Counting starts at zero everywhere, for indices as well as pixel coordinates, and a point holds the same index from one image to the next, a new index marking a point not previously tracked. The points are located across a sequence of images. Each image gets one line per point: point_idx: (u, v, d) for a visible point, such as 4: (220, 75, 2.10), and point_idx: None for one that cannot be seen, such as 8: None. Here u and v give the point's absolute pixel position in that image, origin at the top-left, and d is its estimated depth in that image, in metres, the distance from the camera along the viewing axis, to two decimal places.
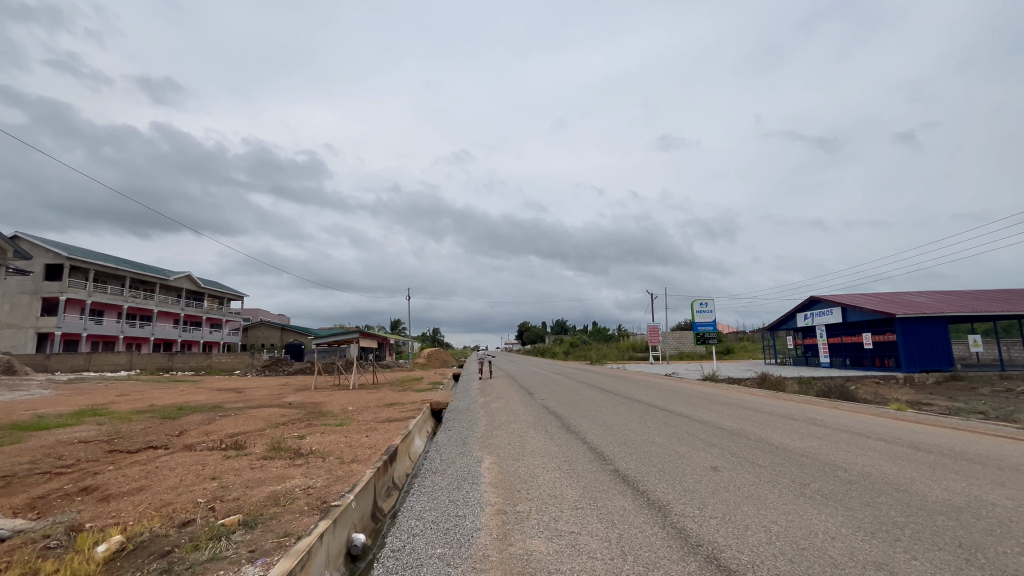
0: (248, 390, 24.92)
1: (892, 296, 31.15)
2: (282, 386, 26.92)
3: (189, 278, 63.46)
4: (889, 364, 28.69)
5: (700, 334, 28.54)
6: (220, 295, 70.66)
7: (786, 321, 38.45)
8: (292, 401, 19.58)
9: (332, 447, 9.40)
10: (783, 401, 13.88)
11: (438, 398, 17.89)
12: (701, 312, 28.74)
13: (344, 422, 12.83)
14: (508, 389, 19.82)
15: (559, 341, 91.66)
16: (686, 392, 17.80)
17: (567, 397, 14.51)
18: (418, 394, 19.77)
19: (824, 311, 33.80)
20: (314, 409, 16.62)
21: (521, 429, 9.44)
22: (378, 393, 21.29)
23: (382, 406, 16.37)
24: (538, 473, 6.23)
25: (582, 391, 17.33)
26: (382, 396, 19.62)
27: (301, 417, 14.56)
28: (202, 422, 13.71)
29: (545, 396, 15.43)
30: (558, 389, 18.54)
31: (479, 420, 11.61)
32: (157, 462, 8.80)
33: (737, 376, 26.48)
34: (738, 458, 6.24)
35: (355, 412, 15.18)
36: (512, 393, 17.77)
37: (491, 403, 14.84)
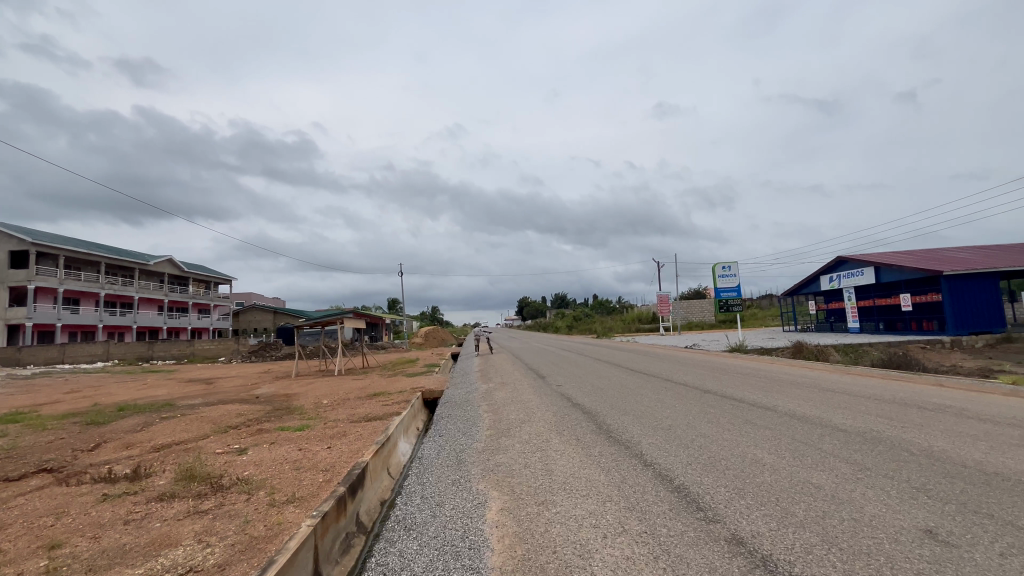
0: (221, 381, 22.18)
1: (932, 253, 28.27)
2: (261, 374, 24.18)
3: (171, 262, 60.21)
4: (932, 327, 26.01)
5: (723, 302, 25.67)
6: (206, 279, 67.60)
7: (809, 285, 35.67)
8: (262, 393, 16.86)
9: (271, 471, 6.56)
10: (853, 376, 11.24)
11: (431, 385, 15.10)
12: (724, 277, 25.81)
13: (309, 425, 10.04)
14: (513, 370, 17.15)
15: (561, 315, 88.99)
16: (719, 364, 15.14)
17: (585, 379, 11.78)
18: (410, 381, 16.98)
19: (854, 272, 30.95)
20: (283, 404, 13.85)
21: (538, 436, 6.65)
22: (364, 381, 18.53)
23: (363, 398, 13.60)
24: (589, 543, 3.45)
25: (599, 367, 14.64)
26: (367, 385, 16.81)
27: (261, 416, 11.78)
28: (132, 429, 10.88)
29: (558, 377, 12.68)
30: (569, 367, 15.85)
31: (480, 419, 8.80)
32: (8, 504, 5.98)
33: (767, 346, 23.75)
34: (958, 509, 3.39)
35: (329, 407, 12.43)
36: (516, 375, 15.06)
37: (493, 391, 12.05)
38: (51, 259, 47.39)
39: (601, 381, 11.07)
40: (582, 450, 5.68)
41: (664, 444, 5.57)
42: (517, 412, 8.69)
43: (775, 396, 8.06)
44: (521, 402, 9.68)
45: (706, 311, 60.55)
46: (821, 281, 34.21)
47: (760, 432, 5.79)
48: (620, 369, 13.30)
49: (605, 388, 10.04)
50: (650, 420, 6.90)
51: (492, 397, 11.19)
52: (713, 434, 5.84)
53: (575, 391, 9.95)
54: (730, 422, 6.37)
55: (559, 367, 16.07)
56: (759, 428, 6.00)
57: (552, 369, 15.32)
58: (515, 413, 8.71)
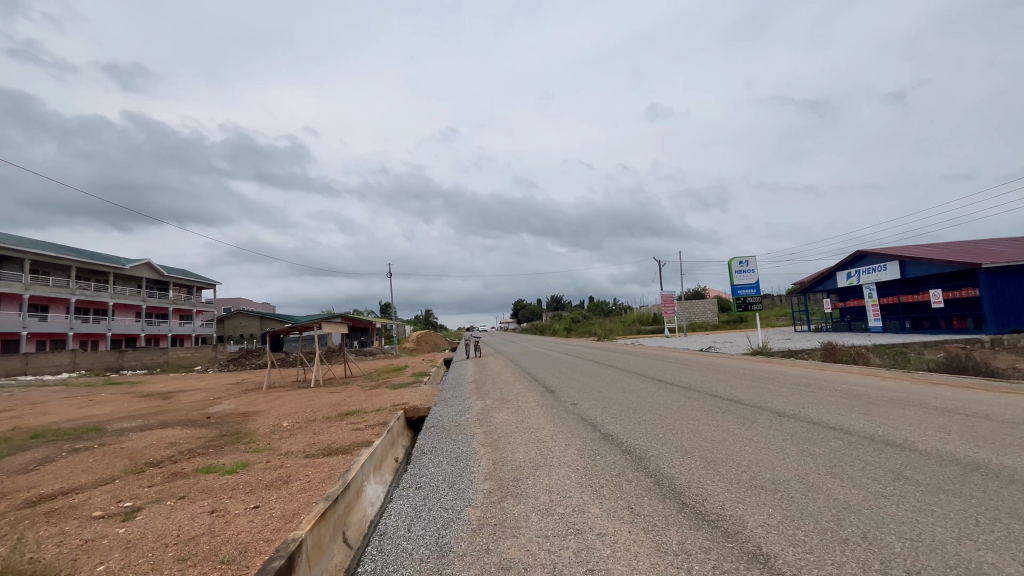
0: (181, 395, 19.54)
1: (961, 245, 26.22)
2: (229, 387, 21.52)
3: (148, 265, 57.25)
4: (965, 325, 23.97)
5: (740, 300, 23.38)
6: (188, 284, 64.68)
7: (823, 282, 33.56)
8: (218, 410, 14.27)
9: (136, 565, 4.08)
10: (937, 385, 9.01)
11: (417, 401, 12.66)
12: (741, 273, 23.53)
13: (247, 462, 7.56)
14: (513, 380, 14.78)
15: (557, 318, 86.62)
16: (749, 369, 12.98)
17: (605, 394, 9.43)
18: (393, 395, 14.46)
19: (875, 267, 28.89)
20: (234, 427, 11.29)
21: (565, 500, 4.28)
22: (340, 394, 15.98)
23: (331, 419, 11.10)
24: None
25: (615, 376, 12.31)
26: (342, 400, 14.27)
27: (197, 447, 9.26)
28: (21, 469, 8.35)
29: (570, 391, 10.35)
30: (577, 375, 13.53)
31: (475, 456, 6.41)
32: None
33: (793, 348, 21.48)
34: None
35: (285, 434, 9.94)
36: (518, 387, 12.70)
37: (490, 410, 9.61)
38: (17, 264, 44.49)
39: (627, 397, 8.72)
40: (649, 544, 3.31)
41: (792, 527, 3.24)
42: (524, 446, 6.30)
43: (889, 423, 5.75)
44: (528, 428, 7.30)
45: (708, 312, 58.31)
46: (837, 277, 32.10)
47: (943, 502, 3.46)
48: (641, 379, 11.03)
49: (638, 408, 7.69)
50: (730, 467, 4.57)
51: (490, 418, 8.74)
52: (865, 504, 3.51)
53: (598, 413, 7.60)
54: (869, 474, 4.07)
55: (566, 375, 13.74)
56: (928, 490, 3.70)
57: (558, 380, 12.97)
58: (522, 446, 6.32)
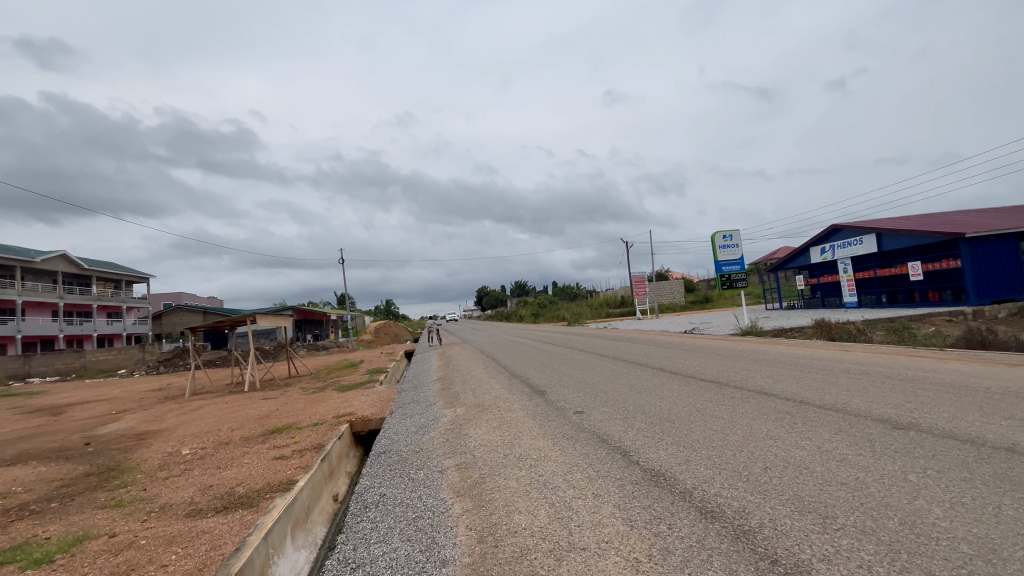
0: (78, 409, 15.99)
1: (936, 217, 25.79)
2: (143, 396, 18.00)
3: (65, 258, 50.86)
4: (944, 297, 23.50)
5: (725, 278, 21.84)
6: (116, 278, 58.29)
7: (796, 259, 32.89)
8: (109, 430, 11.12)
9: None
10: (1012, 366, 7.35)
11: (368, 408, 10.08)
12: (725, 249, 21.93)
13: (86, 535, 4.84)
14: (485, 370, 12.26)
15: (523, 304, 84.57)
16: (763, 352, 11.10)
17: (613, 394, 7.17)
18: (338, 401, 11.67)
19: (851, 241, 28.23)
20: (116, 457, 8.38)
21: None
22: (276, 401, 13.03)
23: (250, 441, 8.37)
24: None
25: (613, 366, 10.12)
26: (274, 410, 11.36)
27: (38, 499, 6.37)
28: None
29: (562, 389, 8.07)
30: (562, 364, 11.21)
31: (446, 513, 3.98)
32: None
33: (784, 325, 20.06)
34: None
35: (179, 468, 7.17)
36: (492, 380, 10.25)
37: (462, 420, 7.12)
38: None
39: (647, 400, 6.49)
40: None
41: None
42: (524, 500, 3.90)
43: None
44: (523, 459, 4.89)
45: (676, 294, 57.59)
46: (810, 253, 31.39)
47: None
48: (649, 371, 8.86)
49: (672, 418, 5.48)
50: (943, 564, 2.38)
51: (462, 437, 6.26)
52: None
53: (621, 428, 5.29)
54: None
55: (549, 364, 11.41)
56: None
57: (542, 370, 10.62)
58: (521, 500, 3.90)
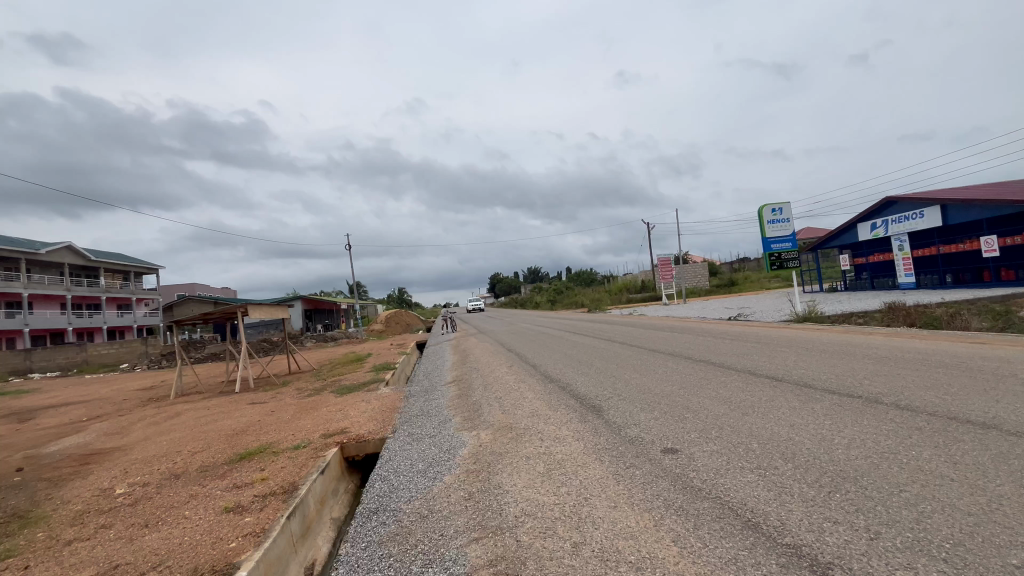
0: (49, 414, 14.19)
1: (1009, 185, 22.85)
2: (127, 397, 16.17)
3: (71, 249, 49.83)
4: (1021, 276, 20.71)
5: (774, 257, 19.23)
6: (124, 270, 57.34)
7: (841, 236, 30.02)
8: (57, 448, 9.18)
9: None
10: None
11: (364, 422, 7.97)
12: (774, 224, 19.32)
13: None
14: (508, 370, 9.99)
15: (538, 290, 82.12)
16: (861, 344, 8.72)
17: (709, 416, 4.93)
18: (332, 409, 9.58)
19: (908, 215, 25.34)
20: (32, 496, 6.36)
21: None
22: (264, 407, 11.00)
23: (206, 474, 6.27)
24: None
25: (678, 366, 7.85)
26: (256, 421, 9.28)
27: None
28: None
29: (623, 404, 5.86)
30: (608, 363, 8.92)
31: None
32: None
33: (849, 310, 17.47)
34: None
35: (95, 524, 5.10)
36: (521, 387, 7.98)
37: (490, 457, 4.88)
38: None
39: (776, 432, 4.24)
40: None
41: None
42: None
43: None
44: (614, 566, 2.70)
45: (700, 277, 54.58)
46: (859, 230, 28.45)
47: None
48: (737, 377, 6.56)
49: (850, 475, 3.25)
50: None
51: (493, 492, 4.04)
52: None
53: (772, 497, 3.09)
54: None
55: (590, 363, 9.16)
56: None
57: (584, 372, 8.35)
58: None
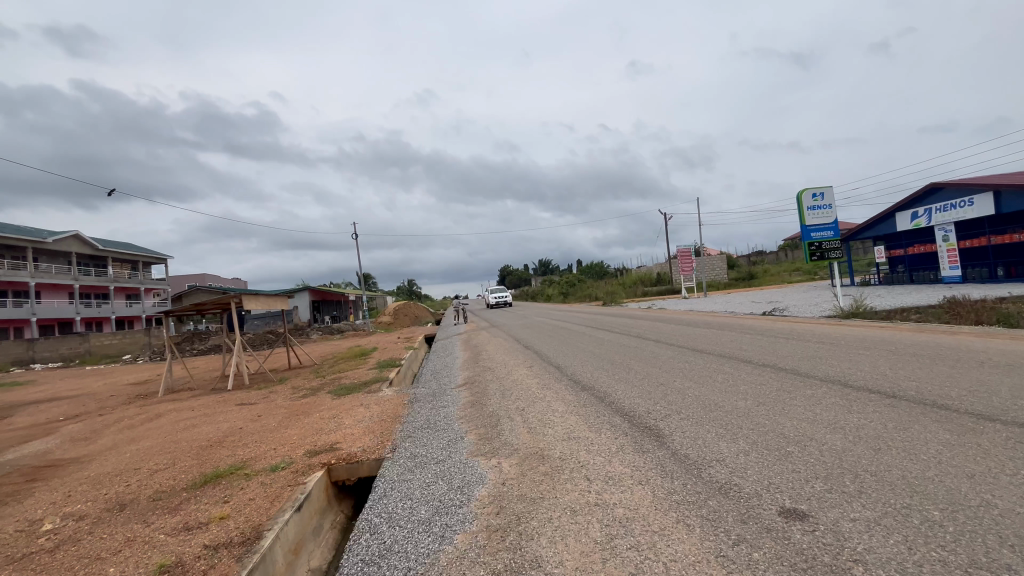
0: (29, 411, 13.13)
1: None
2: (116, 393, 15.11)
3: (78, 238, 49.30)
4: None
5: (814, 247, 17.53)
6: (133, 259, 56.92)
7: (876, 227, 28.13)
8: (14, 457, 8.03)
9: None
10: None
11: (358, 436, 6.65)
12: (814, 211, 17.60)
13: None
14: (528, 373, 8.60)
15: (549, 283, 80.59)
16: (958, 347, 7.19)
17: (826, 452, 3.51)
18: (325, 416, 8.29)
19: (955, 203, 23.44)
20: None
21: None
22: (252, 410, 9.77)
23: (158, 507, 5.00)
24: None
25: (740, 373, 6.41)
26: (237, 428, 8.03)
27: None
28: None
29: (690, 428, 4.46)
30: (648, 366, 7.51)
31: None
32: None
33: (899, 305, 15.83)
34: None
35: None
36: (547, 396, 6.58)
37: (519, 508, 3.50)
38: None
39: (955, 490, 2.81)
40: None
41: None
42: None
43: None
44: None
45: (718, 270, 52.67)
46: (897, 220, 26.61)
47: None
48: (828, 390, 5.12)
49: None
50: None
51: None
52: None
53: None
54: None
55: (627, 366, 7.74)
56: None
57: (622, 378, 6.93)
58: None
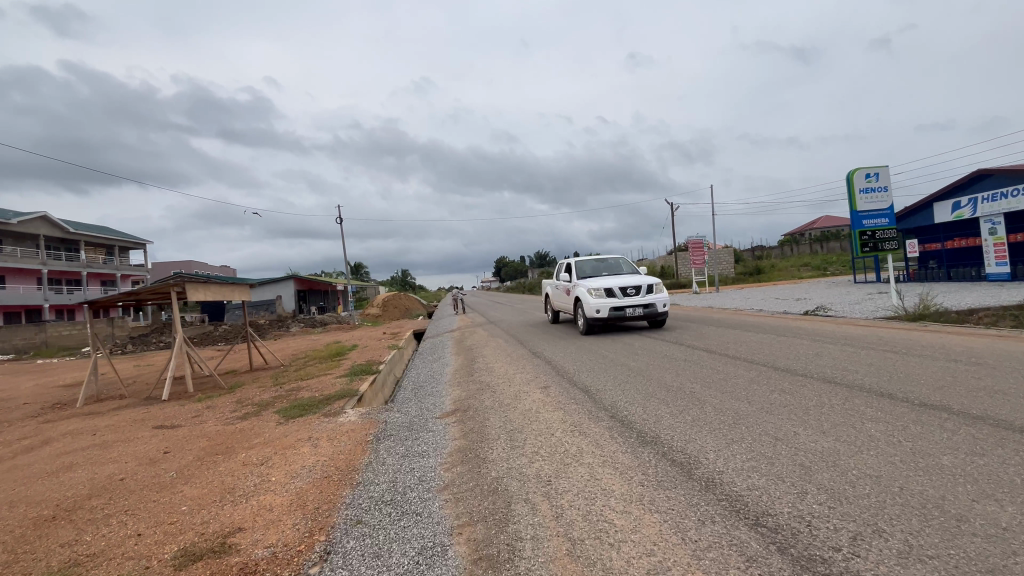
0: None
1: None
2: (31, 399, 12.39)
3: (47, 219, 46.10)
4: None
5: (866, 236, 15.05)
6: (109, 244, 53.71)
7: (910, 218, 25.80)
8: None
9: None
10: None
11: (278, 516, 4.04)
12: (867, 194, 15.14)
13: None
14: (543, 400, 6.01)
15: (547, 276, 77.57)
16: None
17: None
18: (251, 460, 5.70)
19: (1004, 191, 21.08)
20: None
21: None
22: (165, 440, 7.11)
23: None
24: None
25: (902, 421, 3.95)
26: (117, 481, 5.43)
27: None
28: None
29: None
30: (728, 400, 5.01)
31: None
32: None
33: (971, 306, 13.44)
34: None
35: None
36: (586, 456, 4.05)
37: None
38: None
39: None
40: None
41: None
42: None
43: None
44: None
45: (725, 264, 50.43)
46: (935, 210, 24.29)
47: None
48: None
49: None
50: None
51: None
52: None
53: None
54: None
55: (694, 398, 5.23)
56: None
57: (700, 422, 4.44)
58: None
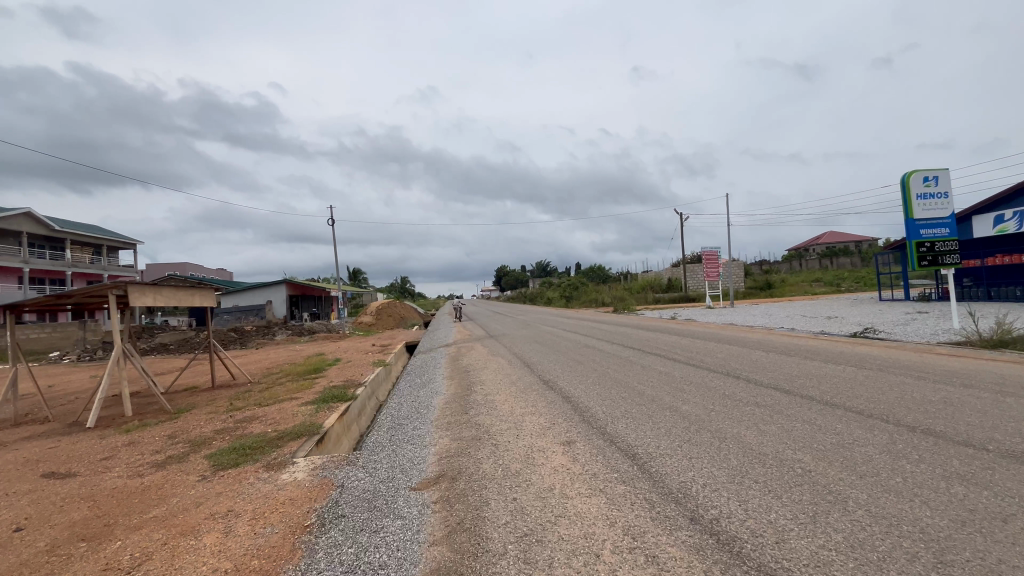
0: None
1: None
2: None
3: (32, 216, 44.23)
4: None
5: (924, 248, 13.13)
6: (96, 243, 51.77)
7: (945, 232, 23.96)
8: None
9: None
10: None
11: None
12: (925, 200, 13.25)
13: None
14: (570, 473, 3.97)
15: (548, 286, 75.42)
16: None
17: None
18: (114, 562, 3.64)
19: None
20: None
21: None
22: (29, 507, 5.03)
23: None
24: None
25: None
26: None
27: None
28: None
29: None
30: (890, 499, 2.99)
31: None
32: None
33: None
34: None
35: None
36: None
37: None
38: None
39: None
40: None
41: None
42: None
43: None
44: None
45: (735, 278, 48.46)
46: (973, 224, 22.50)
47: None
48: None
49: None
50: None
51: None
52: None
53: None
54: None
55: (823, 489, 3.21)
56: None
57: (874, 557, 2.43)
58: None
